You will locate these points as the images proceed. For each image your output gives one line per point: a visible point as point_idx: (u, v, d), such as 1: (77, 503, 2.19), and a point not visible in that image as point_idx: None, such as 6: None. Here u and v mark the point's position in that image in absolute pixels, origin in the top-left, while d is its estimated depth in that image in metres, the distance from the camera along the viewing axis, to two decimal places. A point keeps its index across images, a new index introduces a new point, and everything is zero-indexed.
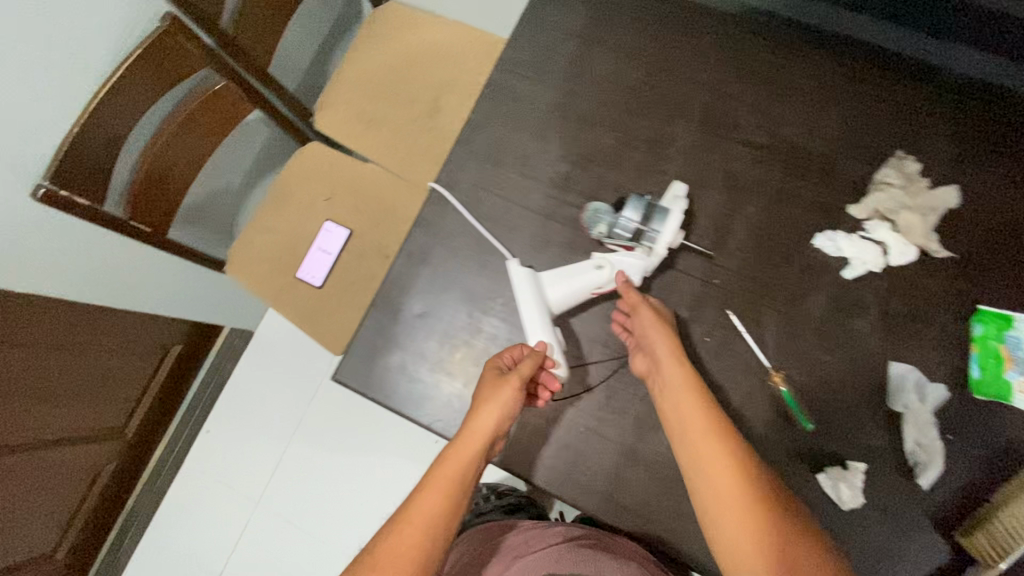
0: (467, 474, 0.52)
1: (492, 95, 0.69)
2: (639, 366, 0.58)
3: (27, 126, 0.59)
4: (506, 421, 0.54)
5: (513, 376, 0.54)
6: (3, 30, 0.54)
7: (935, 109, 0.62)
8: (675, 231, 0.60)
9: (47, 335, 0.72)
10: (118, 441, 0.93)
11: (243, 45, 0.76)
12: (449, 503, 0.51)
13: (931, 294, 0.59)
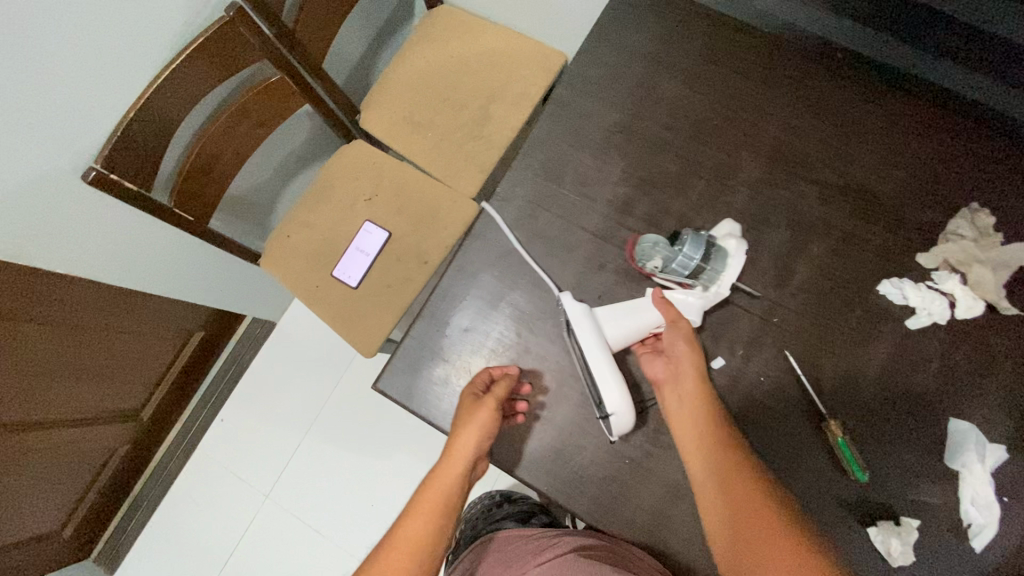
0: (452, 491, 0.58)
1: (557, 112, 0.71)
2: (655, 369, 0.62)
3: (88, 114, 0.69)
4: (485, 441, 0.59)
5: (488, 401, 0.59)
6: (85, 23, 0.64)
7: (1000, 168, 0.64)
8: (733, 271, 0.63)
9: (88, 303, 0.87)
10: (139, 409, 1.15)
11: (301, 38, 0.84)
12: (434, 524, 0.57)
13: (995, 350, 0.60)
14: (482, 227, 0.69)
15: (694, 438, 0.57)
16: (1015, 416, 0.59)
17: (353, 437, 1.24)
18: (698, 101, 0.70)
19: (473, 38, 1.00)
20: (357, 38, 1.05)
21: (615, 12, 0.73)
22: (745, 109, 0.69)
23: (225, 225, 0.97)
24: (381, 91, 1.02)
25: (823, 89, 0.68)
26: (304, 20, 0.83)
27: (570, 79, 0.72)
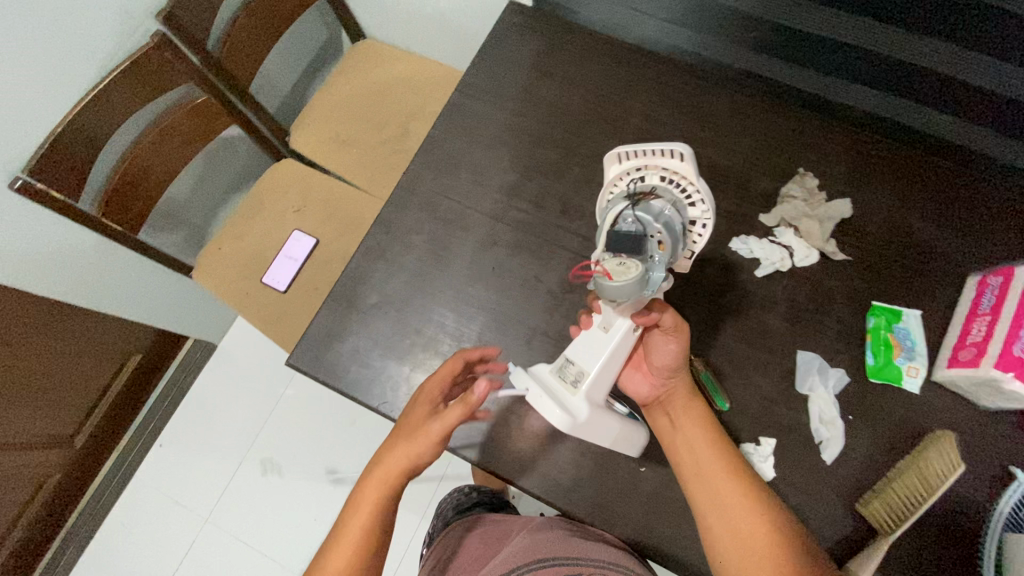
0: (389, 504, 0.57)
1: (453, 114, 0.81)
2: (644, 392, 0.65)
3: (16, 131, 0.75)
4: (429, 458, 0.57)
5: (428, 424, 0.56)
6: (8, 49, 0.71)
7: (824, 139, 0.75)
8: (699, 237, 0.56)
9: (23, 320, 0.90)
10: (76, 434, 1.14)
11: (226, 65, 0.93)
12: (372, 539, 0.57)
13: (830, 291, 0.69)
14: (387, 214, 0.76)
15: (708, 464, 0.60)
16: (852, 344, 0.68)
17: (294, 453, 1.25)
18: (574, 100, 0.80)
19: (392, 67, 1.11)
20: (286, 70, 1.15)
21: (499, 30, 0.84)
22: (613, 103, 0.80)
23: (160, 241, 1.02)
24: (309, 116, 1.10)
25: (681, 86, 0.79)
26: (231, 50, 0.92)
27: (463, 86, 0.82)
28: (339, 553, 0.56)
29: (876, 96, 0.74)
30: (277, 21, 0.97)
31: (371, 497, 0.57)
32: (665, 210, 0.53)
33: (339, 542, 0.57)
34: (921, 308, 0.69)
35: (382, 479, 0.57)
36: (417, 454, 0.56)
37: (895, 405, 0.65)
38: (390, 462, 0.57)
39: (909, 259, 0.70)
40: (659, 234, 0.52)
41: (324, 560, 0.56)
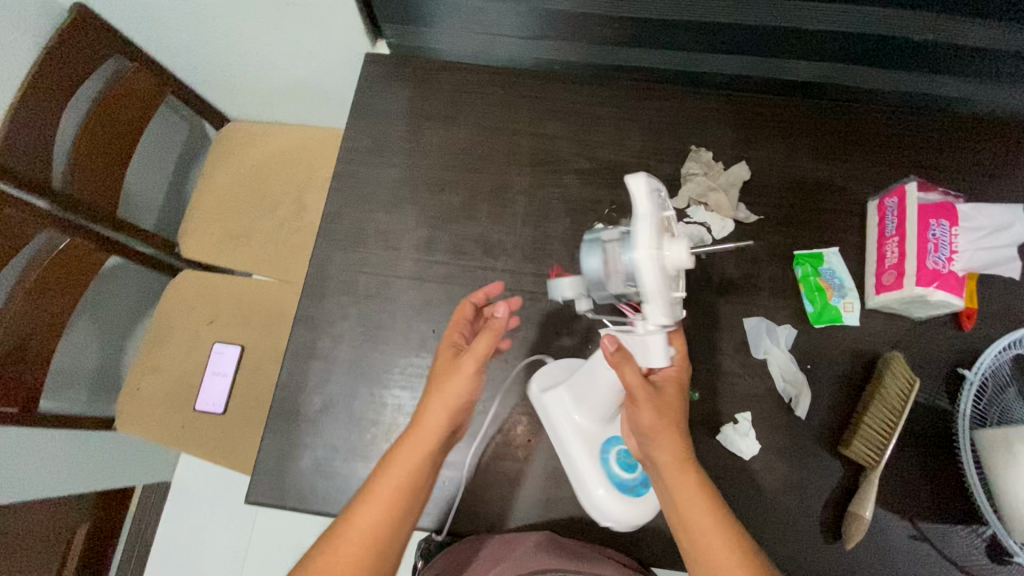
0: (412, 480, 0.53)
1: (342, 184, 0.77)
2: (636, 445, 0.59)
3: None
4: (455, 415, 0.55)
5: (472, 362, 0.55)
6: None
7: (705, 112, 0.77)
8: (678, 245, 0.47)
9: None
10: None
11: (81, 197, 0.85)
12: (395, 514, 0.52)
13: (754, 253, 0.72)
14: (305, 308, 0.71)
15: (700, 525, 0.52)
16: (790, 297, 0.70)
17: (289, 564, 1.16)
18: (462, 138, 0.78)
19: (268, 145, 1.05)
20: (153, 177, 1.06)
21: (364, 86, 0.81)
22: (501, 130, 0.78)
23: (64, 404, 0.92)
24: (194, 218, 1.02)
25: (561, 95, 0.79)
26: (79, 180, 0.85)
27: (346, 153, 0.78)
28: (368, 514, 0.51)
29: (737, 60, 0.76)
30: (121, 135, 0.90)
31: (404, 455, 0.54)
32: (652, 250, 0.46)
33: (367, 504, 0.52)
34: (838, 243, 0.72)
35: (425, 433, 0.54)
36: (460, 396, 0.55)
37: (844, 341, 0.68)
38: (433, 414, 0.55)
39: (814, 202, 0.74)
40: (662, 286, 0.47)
41: (349, 519, 0.51)
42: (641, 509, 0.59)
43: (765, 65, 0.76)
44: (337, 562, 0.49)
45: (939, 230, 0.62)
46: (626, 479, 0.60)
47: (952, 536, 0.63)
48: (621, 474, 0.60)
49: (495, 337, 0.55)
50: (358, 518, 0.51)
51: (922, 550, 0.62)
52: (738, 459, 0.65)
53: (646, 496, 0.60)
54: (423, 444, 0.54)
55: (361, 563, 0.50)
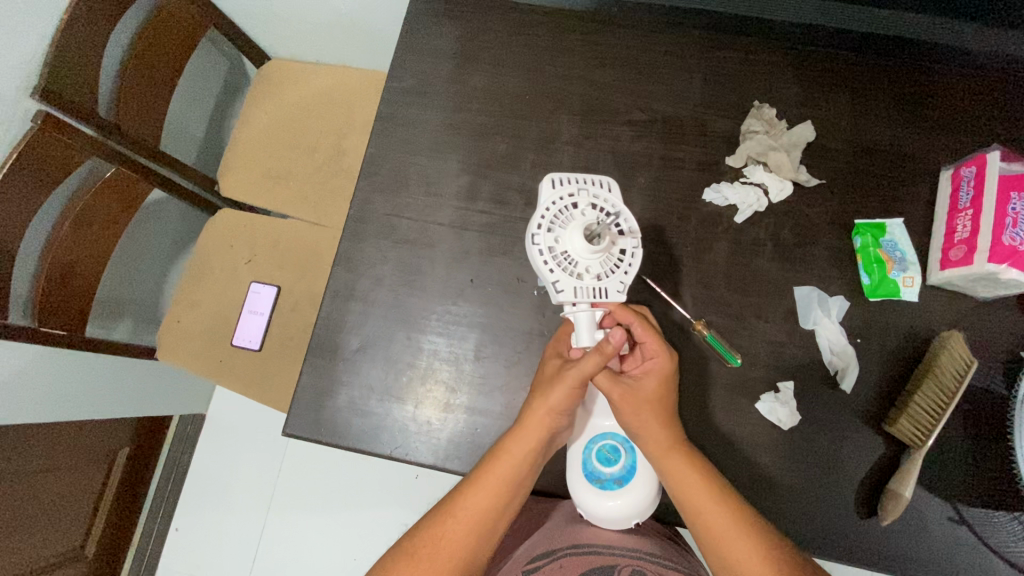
0: (518, 473, 0.54)
1: (386, 125, 0.75)
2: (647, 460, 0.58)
3: None
4: (562, 415, 0.54)
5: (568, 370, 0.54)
6: None
7: (772, 65, 0.73)
8: (575, 245, 0.54)
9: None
10: (82, 560, 1.07)
11: (126, 127, 0.85)
12: (498, 499, 0.53)
13: (812, 219, 0.68)
14: (345, 249, 0.70)
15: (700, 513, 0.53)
16: (845, 268, 0.67)
17: (315, 502, 1.21)
18: (510, 83, 0.75)
19: (307, 84, 1.03)
20: (194, 112, 1.05)
21: (411, 23, 0.77)
22: (551, 76, 0.75)
23: (109, 330, 0.95)
24: (233, 156, 1.02)
25: (616, 42, 0.75)
26: (124, 109, 0.85)
27: (390, 93, 0.76)
28: (475, 501, 0.53)
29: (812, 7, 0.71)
30: (162, 65, 0.89)
31: (514, 452, 0.54)
32: (539, 238, 0.55)
33: (475, 493, 0.53)
34: (903, 214, 0.68)
35: (529, 430, 0.54)
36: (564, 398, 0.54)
37: (900, 317, 0.65)
38: (537, 413, 0.54)
39: (881, 168, 0.70)
40: (550, 267, 0.54)
41: (455, 503, 0.53)
42: (598, 499, 0.56)
43: (843, 14, 0.70)
44: (440, 542, 0.53)
45: (1019, 204, 0.58)
46: (598, 470, 0.58)
47: (993, 521, 0.61)
48: (596, 464, 0.58)
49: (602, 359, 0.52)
50: (465, 503, 0.53)
51: (959, 533, 0.61)
52: (776, 428, 0.63)
53: (618, 491, 0.57)
54: (533, 439, 0.54)
55: (461, 545, 0.52)
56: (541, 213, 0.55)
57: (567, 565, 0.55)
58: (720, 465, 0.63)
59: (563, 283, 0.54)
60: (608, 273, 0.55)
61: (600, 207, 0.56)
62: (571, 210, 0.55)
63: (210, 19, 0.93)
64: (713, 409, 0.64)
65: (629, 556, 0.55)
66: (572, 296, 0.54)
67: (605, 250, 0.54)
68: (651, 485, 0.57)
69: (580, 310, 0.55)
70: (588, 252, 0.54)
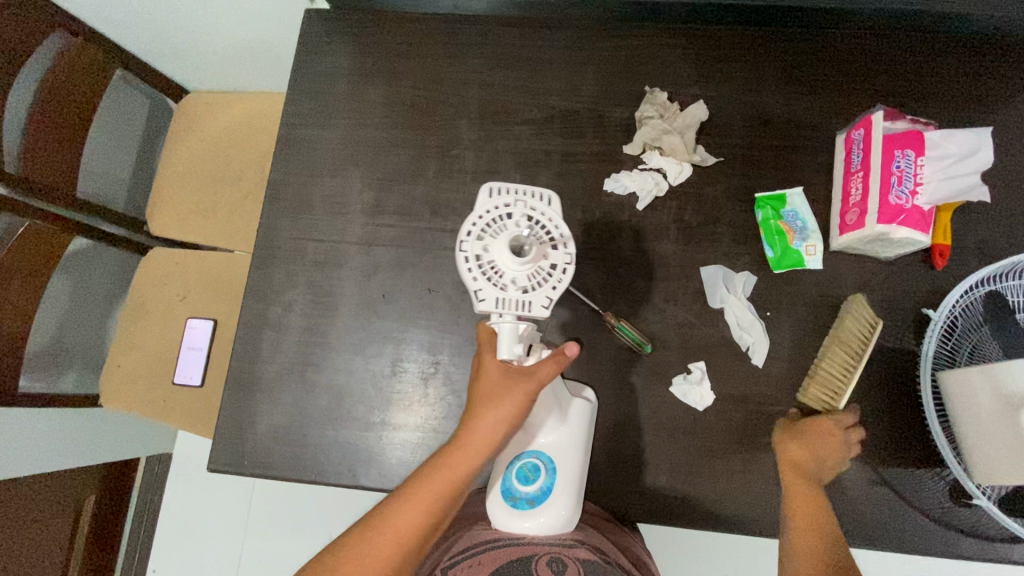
0: (456, 488, 0.52)
1: (287, 149, 0.74)
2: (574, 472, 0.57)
3: None
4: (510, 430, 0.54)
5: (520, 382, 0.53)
6: None
7: (662, 49, 0.73)
8: (503, 257, 0.52)
9: None
10: None
11: (38, 181, 0.85)
12: (433, 512, 0.52)
13: (713, 198, 0.68)
14: (255, 278, 0.70)
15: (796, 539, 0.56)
16: (749, 243, 0.67)
17: (288, 530, 1.20)
18: (407, 94, 0.75)
19: (226, 114, 1.03)
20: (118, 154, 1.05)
21: (303, 44, 0.77)
22: (447, 83, 0.75)
23: (47, 384, 0.92)
24: (160, 194, 1.02)
25: (508, 42, 0.75)
26: (32, 162, 0.84)
27: (288, 117, 0.75)
28: (408, 513, 0.51)
29: None
30: (71, 112, 0.89)
31: (458, 464, 0.53)
32: (466, 245, 0.53)
33: (410, 503, 0.51)
34: (803, 183, 0.68)
35: (473, 445, 0.53)
36: (513, 413, 0.53)
37: (807, 286, 0.65)
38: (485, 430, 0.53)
39: (778, 140, 0.70)
40: (474, 276, 0.53)
41: (389, 515, 0.51)
42: (508, 516, 0.55)
43: None
44: (366, 555, 0.50)
45: (903, 161, 0.58)
46: (514, 488, 0.56)
47: (914, 480, 0.62)
48: (513, 482, 0.56)
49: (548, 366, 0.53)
50: (398, 517, 0.51)
51: (882, 495, 0.61)
52: (693, 409, 0.64)
53: (529, 512, 0.55)
54: (474, 456, 0.53)
55: (387, 561, 0.50)
56: (474, 220, 0.54)
57: (483, 560, 0.51)
58: (641, 451, 0.63)
59: (485, 294, 0.52)
60: (536, 287, 0.53)
61: (535, 218, 0.54)
62: (505, 221, 0.54)
63: (117, 61, 0.94)
64: (629, 399, 0.64)
65: (551, 547, 0.52)
66: (495, 306, 0.53)
67: (532, 264, 0.53)
68: (564, 513, 0.55)
69: (506, 320, 0.54)
70: (514, 264, 0.52)
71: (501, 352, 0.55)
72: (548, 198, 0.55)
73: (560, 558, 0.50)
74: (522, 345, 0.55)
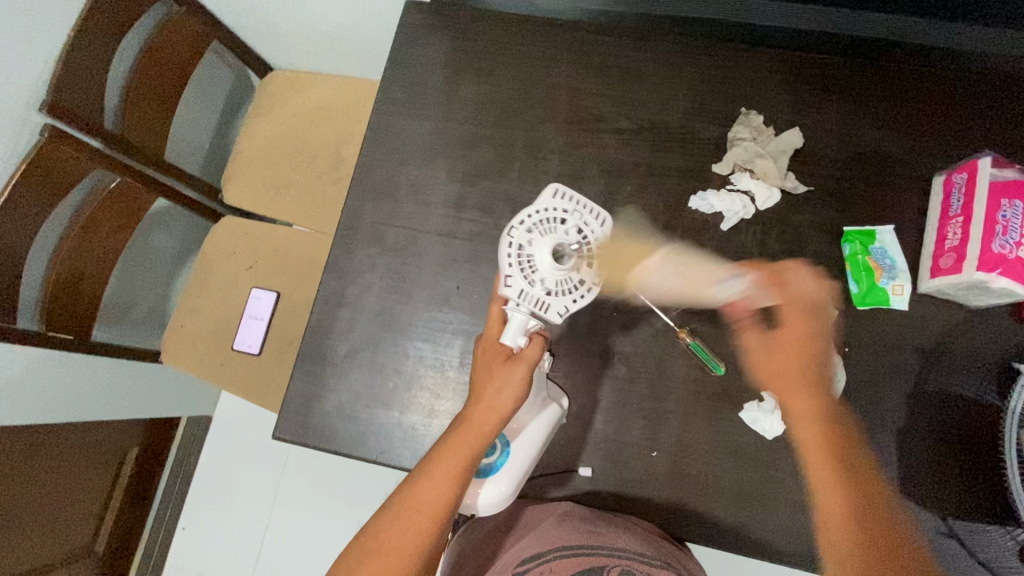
0: (469, 464, 0.54)
1: (376, 135, 0.76)
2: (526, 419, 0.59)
3: None
4: (515, 403, 0.55)
5: (520, 360, 0.55)
6: None
7: (761, 72, 0.72)
8: (545, 256, 0.54)
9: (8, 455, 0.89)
10: (90, 558, 1.11)
11: (132, 139, 0.88)
12: (453, 486, 0.53)
13: (799, 227, 0.68)
14: (335, 258, 0.72)
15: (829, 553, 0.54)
16: (833, 276, 0.66)
17: (318, 504, 1.22)
18: (498, 93, 0.76)
19: (307, 95, 1.05)
20: (200, 122, 1.08)
21: (401, 35, 0.79)
22: (539, 86, 0.75)
23: (114, 335, 0.97)
24: (237, 164, 1.05)
25: (605, 51, 0.75)
26: (130, 121, 0.87)
27: (380, 104, 0.77)
28: (428, 489, 0.53)
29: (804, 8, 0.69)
30: (169, 79, 0.92)
31: (468, 440, 0.54)
32: (514, 232, 0.55)
33: (429, 481, 0.53)
34: (894, 221, 0.67)
35: (482, 422, 0.54)
36: (517, 386, 0.55)
37: (889, 325, 0.64)
38: (488, 406, 0.55)
39: (872, 175, 0.69)
40: (509, 262, 0.55)
41: (411, 491, 0.54)
42: None
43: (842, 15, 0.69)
44: (402, 534, 0.53)
45: (1010, 210, 0.57)
46: None
47: (983, 534, 0.61)
48: None
49: (540, 343, 0.56)
50: (423, 492, 0.53)
51: (948, 546, 0.60)
52: (760, 437, 0.64)
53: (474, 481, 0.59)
54: (482, 431, 0.54)
55: (421, 536, 0.53)
56: (531, 212, 0.56)
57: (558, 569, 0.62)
58: (702, 472, 0.63)
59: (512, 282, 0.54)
60: (560, 294, 0.55)
61: (585, 233, 0.56)
62: (556, 224, 0.55)
63: (214, 34, 0.97)
64: (695, 417, 0.64)
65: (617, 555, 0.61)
66: (516, 294, 0.55)
67: (569, 269, 0.54)
68: (504, 491, 0.60)
69: (519, 310, 0.55)
70: (552, 266, 0.54)
71: (504, 337, 0.56)
72: (601, 219, 0.57)
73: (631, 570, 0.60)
74: (527, 337, 0.56)
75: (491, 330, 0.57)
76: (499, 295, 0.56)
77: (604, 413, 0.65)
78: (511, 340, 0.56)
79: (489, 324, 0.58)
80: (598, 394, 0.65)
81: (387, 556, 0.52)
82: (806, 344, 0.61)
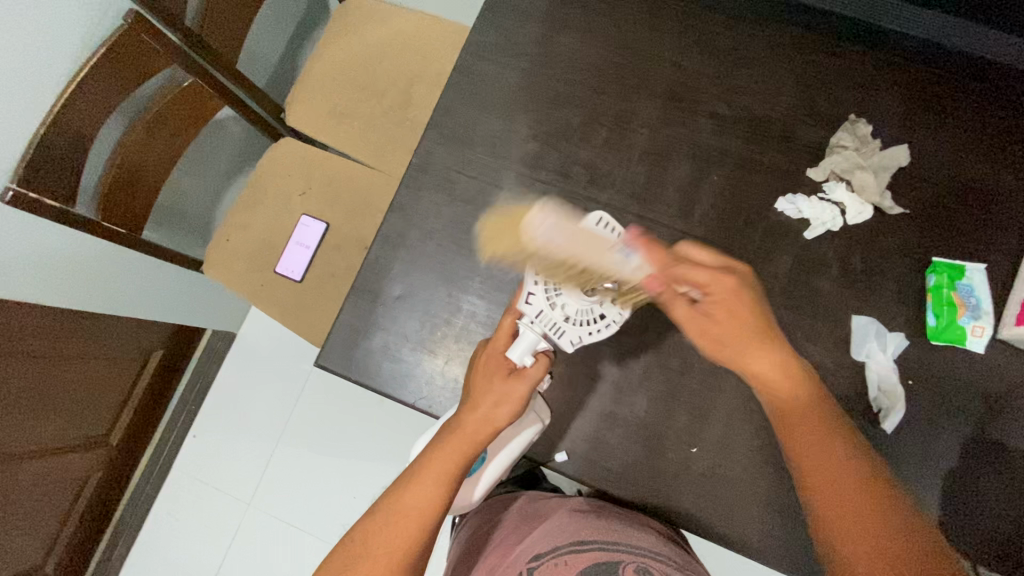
0: (463, 470, 0.54)
1: (462, 78, 0.73)
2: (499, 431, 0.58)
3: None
4: (512, 415, 0.55)
5: (522, 376, 0.56)
6: None
7: (879, 78, 0.68)
8: (575, 286, 0.56)
9: (46, 335, 0.89)
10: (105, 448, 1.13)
11: (208, 40, 0.85)
12: (444, 491, 0.53)
13: (886, 249, 0.65)
14: (403, 197, 0.70)
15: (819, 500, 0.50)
16: (911, 306, 0.64)
17: (328, 437, 1.24)
18: (595, 54, 0.72)
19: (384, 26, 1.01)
20: (274, 36, 1.06)
21: None
22: (640, 54, 0.72)
23: (159, 237, 0.98)
24: (304, 85, 1.02)
25: (716, 29, 0.71)
26: (209, 21, 0.84)
27: (472, 45, 0.74)
28: (418, 494, 0.53)
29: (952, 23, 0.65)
30: None
31: (465, 449, 0.54)
32: (547, 255, 0.57)
33: (420, 484, 0.53)
34: (986, 260, 0.65)
35: (478, 432, 0.54)
36: (517, 403, 0.55)
37: (960, 366, 0.62)
38: (486, 418, 0.54)
39: (973, 208, 0.65)
40: (536, 281, 0.57)
41: (398, 499, 0.53)
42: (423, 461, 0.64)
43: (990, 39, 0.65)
44: (387, 539, 0.51)
45: None
46: None
47: None
48: None
49: (544, 364, 0.57)
50: (412, 496, 0.53)
51: None
52: None
53: None
54: (477, 440, 0.54)
55: (406, 545, 0.51)
56: (566, 238, 0.58)
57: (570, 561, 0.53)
58: (739, 476, 0.62)
59: (535, 301, 0.56)
60: (576, 323, 0.57)
61: None
62: (592, 255, 0.57)
63: None
64: (742, 421, 0.63)
65: (633, 552, 0.53)
66: (534, 312, 0.56)
67: (594, 301, 0.56)
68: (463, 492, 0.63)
69: (532, 328, 0.56)
70: (578, 295, 0.56)
71: (510, 352, 0.56)
72: None
73: (646, 568, 0.51)
74: (535, 355, 0.57)
75: (498, 341, 0.57)
76: (516, 309, 0.57)
77: (651, 401, 0.64)
78: (518, 355, 0.56)
79: (497, 335, 0.57)
80: (647, 381, 0.64)
81: (374, 561, 0.50)
82: (732, 290, 0.51)
